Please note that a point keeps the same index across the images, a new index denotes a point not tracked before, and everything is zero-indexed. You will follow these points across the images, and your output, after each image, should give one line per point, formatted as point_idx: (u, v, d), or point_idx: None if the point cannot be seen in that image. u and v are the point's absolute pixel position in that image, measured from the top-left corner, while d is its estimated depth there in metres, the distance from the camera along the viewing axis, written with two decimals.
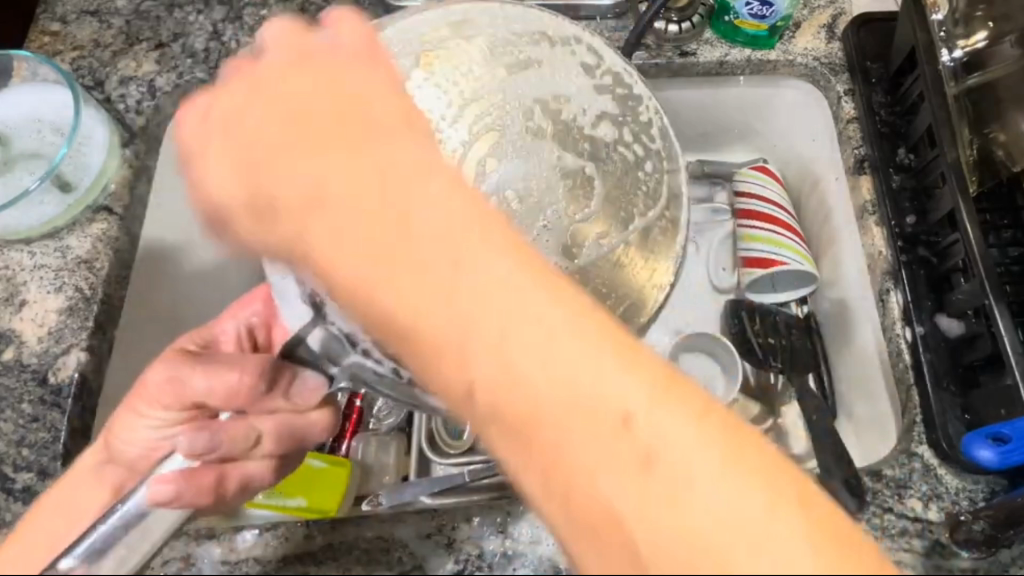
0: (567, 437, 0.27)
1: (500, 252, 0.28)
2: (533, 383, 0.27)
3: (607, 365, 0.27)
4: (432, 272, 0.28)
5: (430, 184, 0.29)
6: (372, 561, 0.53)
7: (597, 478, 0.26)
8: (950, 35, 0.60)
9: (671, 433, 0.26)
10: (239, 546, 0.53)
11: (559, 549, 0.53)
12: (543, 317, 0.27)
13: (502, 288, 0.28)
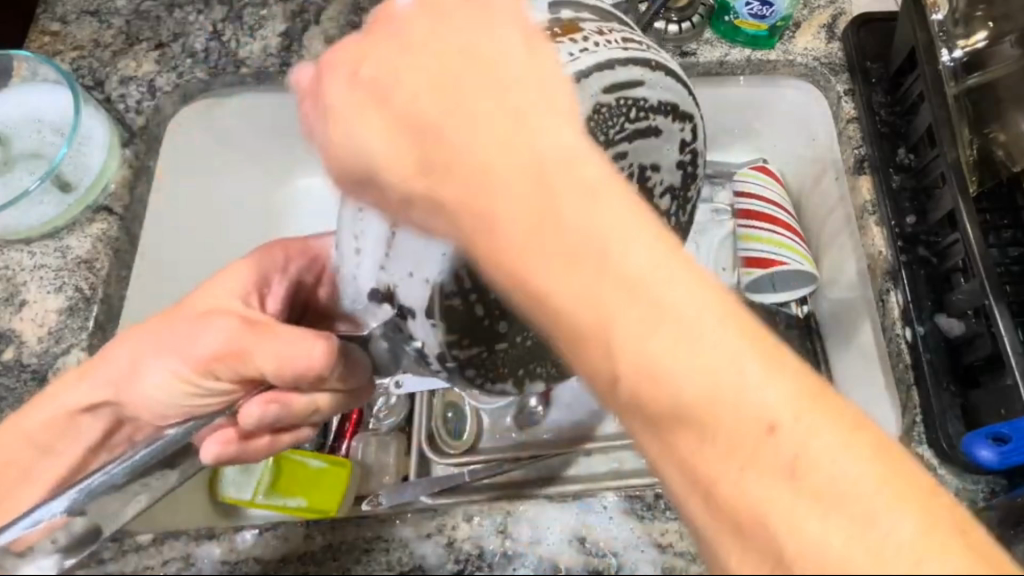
0: (722, 430, 0.23)
1: (652, 246, 0.24)
2: (680, 375, 0.23)
3: (765, 371, 0.23)
4: (572, 241, 0.24)
5: (591, 174, 0.25)
6: (372, 561, 0.53)
7: (743, 477, 0.23)
8: (949, 36, 0.60)
9: (832, 446, 0.22)
10: (239, 545, 0.53)
11: (559, 549, 0.53)
12: (704, 316, 0.24)
13: (660, 281, 0.24)
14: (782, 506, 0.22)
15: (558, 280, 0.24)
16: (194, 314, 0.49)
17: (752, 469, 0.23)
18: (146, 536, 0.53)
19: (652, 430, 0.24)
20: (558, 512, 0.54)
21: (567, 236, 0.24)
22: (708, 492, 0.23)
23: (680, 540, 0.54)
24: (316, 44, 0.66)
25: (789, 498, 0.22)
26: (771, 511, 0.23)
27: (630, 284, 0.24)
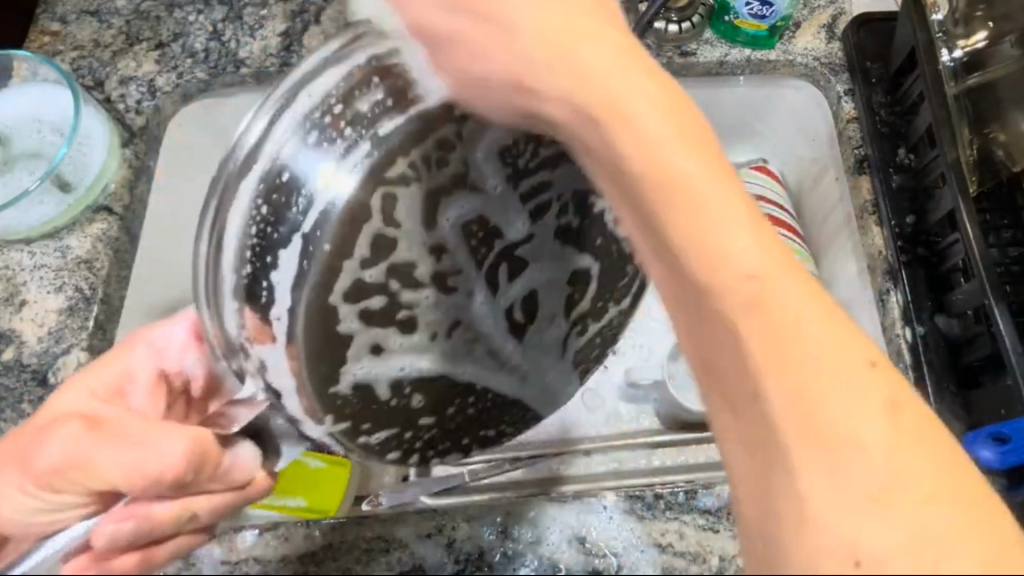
0: (819, 359, 0.27)
1: (785, 277, 0.28)
2: (799, 339, 0.27)
3: (873, 416, 0.26)
4: (705, 198, 0.30)
5: (734, 223, 0.29)
6: (372, 561, 0.54)
7: (835, 392, 0.26)
8: (950, 35, 0.59)
9: (913, 497, 0.25)
10: (239, 545, 0.54)
11: (560, 549, 0.53)
12: (833, 355, 0.27)
13: (796, 314, 0.27)
14: (846, 415, 0.26)
15: (688, 221, 0.29)
16: (42, 416, 0.44)
17: (840, 402, 0.26)
18: None
19: (756, 374, 0.27)
20: (558, 511, 0.55)
21: (717, 251, 0.29)
22: (803, 407, 0.26)
23: (680, 540, 0.54)
24: (315, 44, 0.66)
25: (870, 425, 0.26)
26: (846, 445, 0.25)
27: (739, 229, 0.29)
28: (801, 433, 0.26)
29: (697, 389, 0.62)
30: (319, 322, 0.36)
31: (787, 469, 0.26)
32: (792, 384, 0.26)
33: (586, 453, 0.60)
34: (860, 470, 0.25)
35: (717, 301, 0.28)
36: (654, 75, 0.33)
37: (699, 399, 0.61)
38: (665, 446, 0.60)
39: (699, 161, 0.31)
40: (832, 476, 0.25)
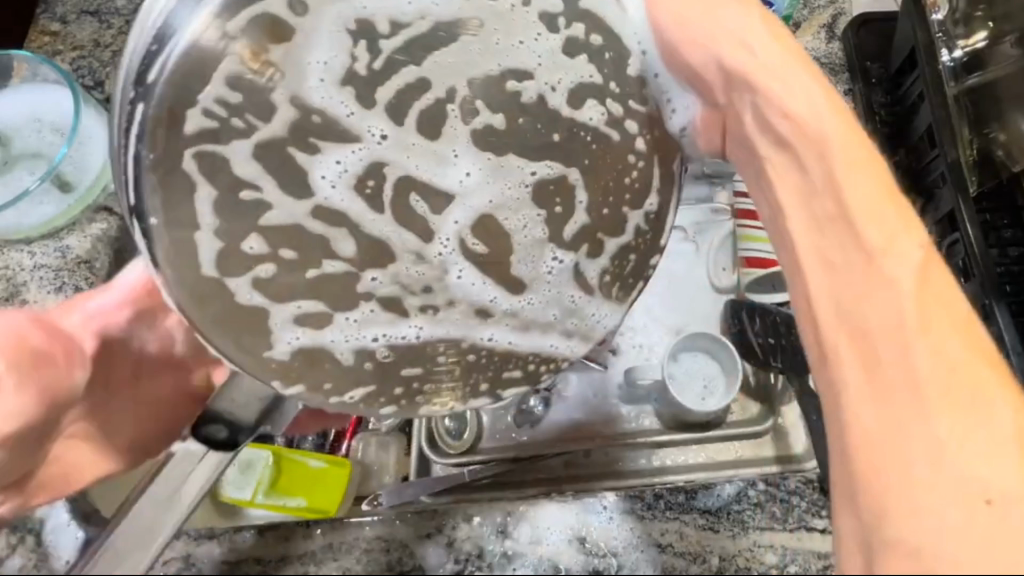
0: (955, 347, 0.29)
1: (916, 246, 0.31)
2: (931, 318, 0.30)
3: (988, 389, 0.29)
4: (858, 175, 0.32)
5: (864, 179, 0.32)
6: (373, 560, 0.56)
7: (981, 376, 0.29)
8: (950, 35, 0.60)
9: (992, 471, 0.28)
10: (239, 544, 0.56)
11: (558, 551, 0.57)
12: (933, 324, 0.29)
13: (923, 274, 0.30)
14: (991, 393, 0.29)
15: (852, 226, 0.31)
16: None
17: (988, 388, 0.29)
18: None
19: (881, 304, 0.30)
20: (559, 512, 0.57)
21: (880, 251, 0.31)
22: (949, 397, 0.28)
23: (680, 540, 0.56)
24: None
25: (1006, 418, 0.29)
26: (944, 376, 0.29)
27: (902, 224, 0.31)
28: (957, 426, 0.28)
29: (696, 390, 0.59)
30: (184, 280, 0.34)
31: (932, 448, 0.28)
32: (941, 359, 0.29)
33: (587, 453, 0.58)
34: (960, 426, 0.28)
35: (884, 308, 0.30)
36: (830, 95, 0.34)
37: (699, 398, 0.58)
38: (667, 447, 0.58)
39: (873, 176, 0.32)
40: (959, 434, 0.28)
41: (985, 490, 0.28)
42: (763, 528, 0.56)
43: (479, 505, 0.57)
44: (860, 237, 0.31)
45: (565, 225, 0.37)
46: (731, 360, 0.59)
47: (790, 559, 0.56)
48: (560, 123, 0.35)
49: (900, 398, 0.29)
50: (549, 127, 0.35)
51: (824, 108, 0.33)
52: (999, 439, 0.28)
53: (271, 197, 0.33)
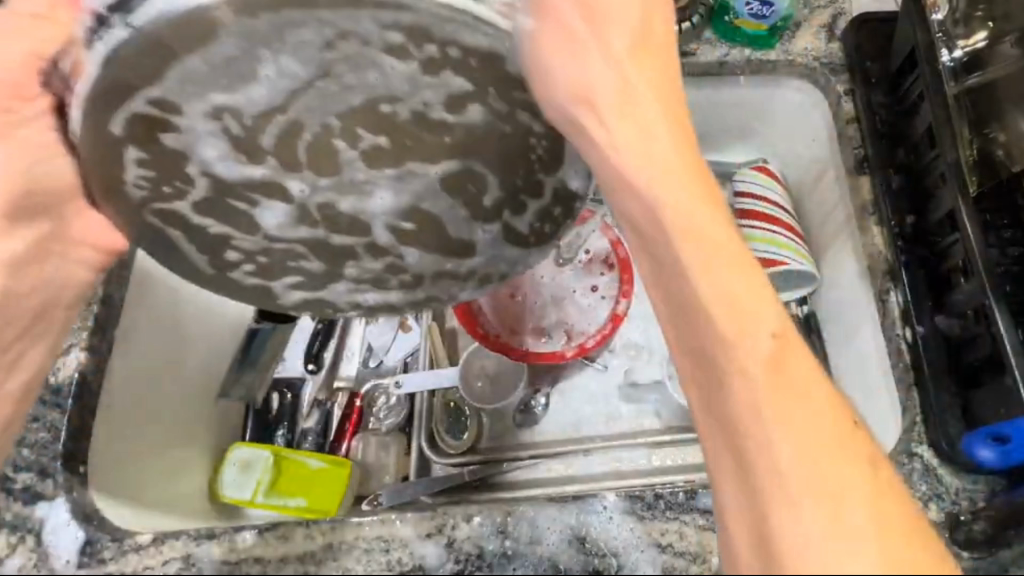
0: (810, 408, 0.30)
1: (738, 269, 0.32)
2: (761, 344, 0.31)
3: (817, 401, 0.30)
4: (707, 226, 0.33)
5: (698, 211, 0.33)
6: (372, 561, 0.53)
7: (815, 443, 0.29)
8: (950, 35, 0.59)
9: (826, 490, 0.28)
10: (238, 545, 0.53)
11: (559, 550, 0.53)
12: (765, 348, 0.31)
13: (741, 293, 0.32)
14: (826, 463, 0.29)
15: (721, 307, 0.31)
16: None
17: (830, 460, 0.29)
18: (147, 535, 0.53)
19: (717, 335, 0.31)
20: (558, 512, 0.54)
21: (706, 271, 0.32)
22: (806, 450, 0.29)
23: (680, 540, 0.54)
24: None
25: (856, 494, 0.28)
26: (788, 393, 0.30)
27: (748, 292, 0.32)
28: (817, 496, 0.28)
29: None
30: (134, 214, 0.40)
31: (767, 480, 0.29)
32: (762, 386, 0.30)
33: (586, 453, 0.61)
34: (805, 445, 0.29)
35: (749, 391, 0.30)
36: (676, 171, 0.34)
37: None
38: (667, 447, 0.61)
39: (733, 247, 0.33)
40: (800, 459, 0.29)
41: (828, 519, 0.28)
42: None
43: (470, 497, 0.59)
44: (700, 299, 0.32)
45: (481, 197, 0.39)
46: None
47: None
48: (452, 129, 0.35)
49: (762, 476, 0.29)
50: (437, 132, 0.35)
51: (631, 137, 0.35)
52: (855, 524, 0.28)
53: (202, 185, 0.37)
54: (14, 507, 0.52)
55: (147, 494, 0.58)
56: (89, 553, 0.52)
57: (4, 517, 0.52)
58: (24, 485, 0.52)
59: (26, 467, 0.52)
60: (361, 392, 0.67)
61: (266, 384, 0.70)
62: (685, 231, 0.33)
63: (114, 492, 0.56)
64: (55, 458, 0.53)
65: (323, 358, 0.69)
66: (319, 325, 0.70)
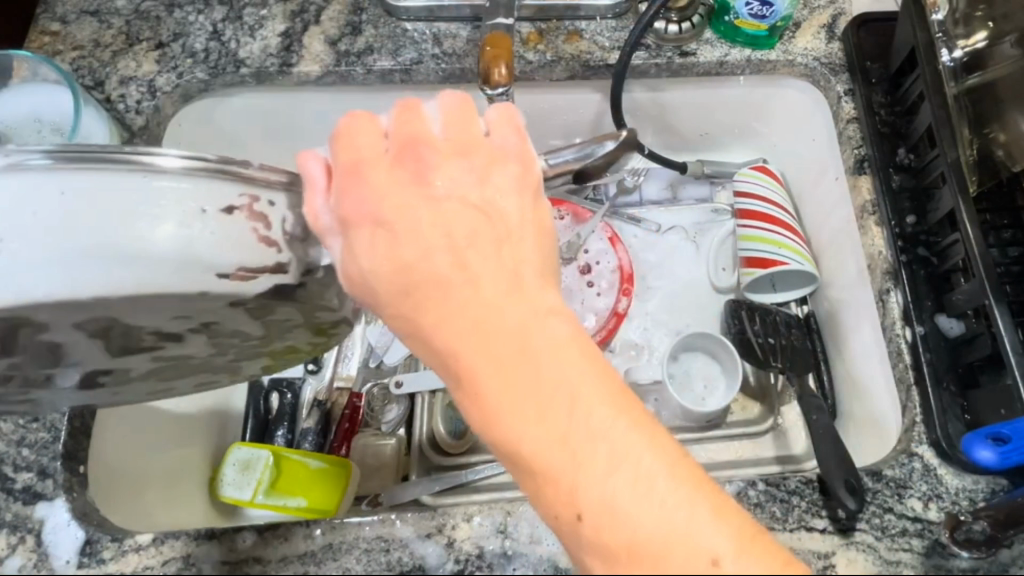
0: (602, 436, 0.31)
1: (578, 361, 0.32)
2: (597, 476, 0.30)
3: (663, 488, 0.30)
4: (553, 370, 0.32)
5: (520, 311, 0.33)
6: (372, 562, 0.50)
7: (653, 483, 0.30)
8: (950, 35, 0.59)
9: None
10: (239, 545, 0.50)
11: (560, 549, 0.51)
12: (629, 450, 0.30)
13: (604, 429, 0.31)
14: (707, 542, 0.29)
15: (529, 398, 0.32)
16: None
17: (700, 542, 0.29)
18: (147, 535, 0.50)
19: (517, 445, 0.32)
20: None
21: (534, 373, 0.32)
22: (670, 506, 0.30)
23: None
24: (315, 43, 0.67)
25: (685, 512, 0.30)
26: (612, 492, 0.30)
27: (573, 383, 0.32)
28: None
29: (697, 390, 0.67)
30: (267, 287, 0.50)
31: None
32: (614, 480, 0.30)
33: None
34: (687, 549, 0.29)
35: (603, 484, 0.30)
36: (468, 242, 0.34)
37: (708, 391, 0.67)
38: None
39: (586, 368, 0.32)
40: None
41: None
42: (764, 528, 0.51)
43: (462, 485, 0.61)
44: (510, 442, 0.32)
45: None
46: (732, 360, 0.66)
47: None
48: None
49: (622, 556, 0.30)
50: None
51: (501, 219, 0.35)
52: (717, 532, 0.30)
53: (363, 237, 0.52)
54: (14, 507, 0.51)
55: (145, 494, 0.58)
56: (89, 553, 0.49)
57: (4, 518, 0.50)
58: (24, 485, 0.51)
59: (26, 467, 0.52)
60: (361, 394, 0.67)
61: (266, 385, 0.69)
62: (519, 348, 0.32)
63: (109, 492, 0.55)
64: (55, 458, 0.52)
65: (324, 361, 0.70)
66: None
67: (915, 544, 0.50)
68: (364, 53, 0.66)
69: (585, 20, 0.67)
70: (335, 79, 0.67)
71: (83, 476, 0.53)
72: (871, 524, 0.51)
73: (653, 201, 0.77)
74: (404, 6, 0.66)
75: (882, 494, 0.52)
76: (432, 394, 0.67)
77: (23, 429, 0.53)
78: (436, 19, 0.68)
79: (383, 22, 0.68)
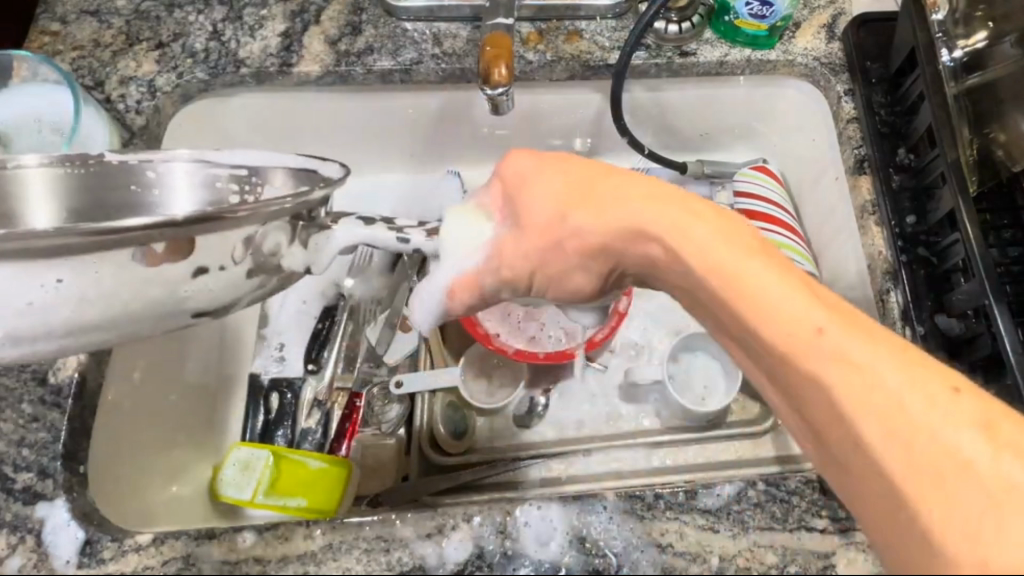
0: (868, 358, 0.29)
1: (755, 257, 0.33)
2: (855, 347, 0.29)
3: (886, 362, 0.29)
4: (721, 258, 0.34)
5: (700, 230, 0.35)
6: (372, 562, 0.50)
7: (895, 381, 0.28)
8: (950, 36, 0.59)
9: (965, 436, 0.28)
10: (239, 545, 0.50)
11: (560, 551, 0.50)
12: (873, 364, 0.29)
13: (786, 298, 0.31)
14: (929, 414, 0.28)
15: (739, 300, 0.32)
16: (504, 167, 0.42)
17: (903, 389, 0.28)
18: (147, 535, 0.50)
19: (765, 328, 0.31)
20: (557, 510, 0.52)
21: (733, 278, 0.33)
22: (903, 363, 0.29)
23: (680, 540, 0.51)
24: (315, 43, 0.67)
25: (941, 419, 0.28)
26: (858, 359, 0.29)
27: (798, 295, 0.31)
28: (926, 443, 0.27)
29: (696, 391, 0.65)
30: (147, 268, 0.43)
31: (935, 456, 0.27)
32: (842, 361, 0.29)
33: (586, 453, 0.64)
34: (905, 414, 0.28)
35: (834, 381, 0.29)
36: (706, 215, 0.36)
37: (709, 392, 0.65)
38: (666, 447, 0.64)
39: (798, 281, 0.32)
40: (929, 405, 0.28)
41: (1002, 452, 0.28)
42: (762, 528, 0.52)
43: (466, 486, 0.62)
44: (779, 317, 0.31)
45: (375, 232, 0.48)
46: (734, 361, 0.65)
47: (789, 559, 0.50)
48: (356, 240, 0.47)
49: (840, 422, 0.29)
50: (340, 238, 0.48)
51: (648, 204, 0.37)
52: (1003, 432, 0.29)
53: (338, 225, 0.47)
54: (14, 507, 0.51)
55: (147, 494, 0.59)
56: (89, 553, 0.49)
57: (4, 517, 0.50)
58: (24, 485, 0.51)
59: (26, 467, 0.52)
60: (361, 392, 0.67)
61: (266, 385, 0.69)
62: (733, 281, 0.33)
63: (113, 496, 0.56)
64: (55, 458, 0.52)
65: (324, 361, 0.70)
66: (319, 326, 0.71)
67: None
68: (364, 52, 0.66)
69: (585, 20, 0.67)
70: (335, 80, 0.67)
71: (82, 476, 0.53)
72: None
73: None
74: (404, 6, 0.66)
75: None
76: (432, 393, 0.67)
77: (22, 429, 0.53)
78: (436, 19, 0.68)
79: (382, 21, 0.68)
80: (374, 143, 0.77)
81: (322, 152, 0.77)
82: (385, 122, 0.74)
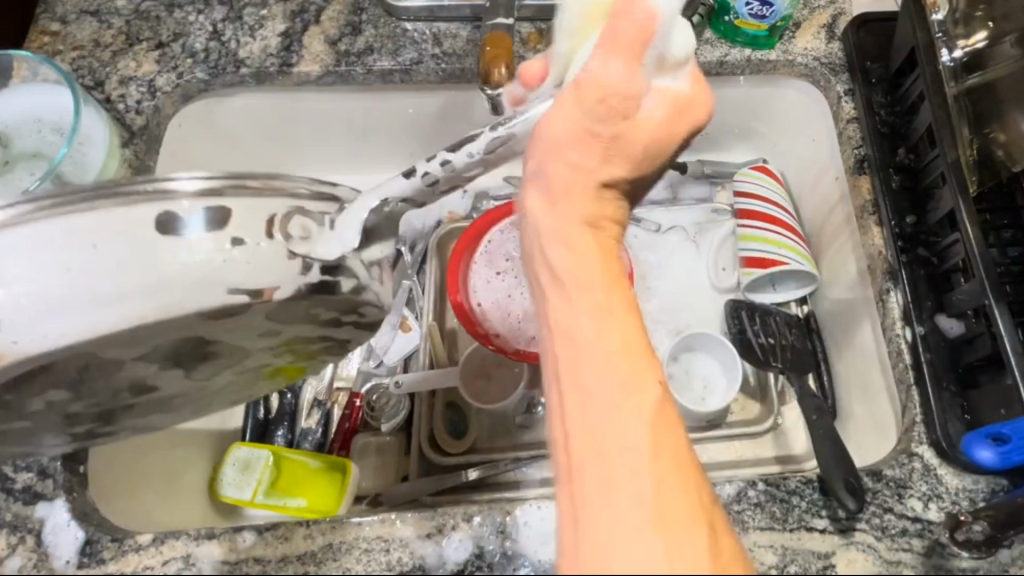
0: (598, 380, 0.33)
1: (622, 313, 0.35)
2: (593, 396, 0.33)
3: (648, 433, 0.32)
4: (590, 275, 0.36)
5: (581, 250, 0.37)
6: (372, 562, 0.50)
7: (636, 459, 0.31)
8: (950, 36, 0.59)
9: (634, 505, 0.30)
10: (239, 545, 0.50)
11: (560, 552, 0.50)
12: (618, 396, 0.32)
13: (586, 337, 0.34)
14: (656, 464, 0.31)
15: (581, 296, 0.35)
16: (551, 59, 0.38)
17: (630, 455, 0.31)
18: (147, 535, 0.50)
19: (571, 342, 0.34)
20: (557, 510, 0.52)
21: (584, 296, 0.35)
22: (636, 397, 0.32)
23: None
24: (315, 43, 0.67)
25: (665, 488, 0.31)
26: (622, 383, 0.33)
27: (606, 330, 0.34)
28: (645, 517, 0.30)
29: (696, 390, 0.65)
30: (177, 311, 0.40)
31: (623, 521, 0.30)
32: (607, 409, 0.32)
33: None
34: (610, 462, 0.31)
35: (603, 414, 0.32)
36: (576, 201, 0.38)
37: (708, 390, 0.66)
38: None
39: (629, 323, 0.34)
40: (650, 486, 0.30)
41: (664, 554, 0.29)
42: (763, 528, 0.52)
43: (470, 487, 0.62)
44: (569, 329, 0.35)
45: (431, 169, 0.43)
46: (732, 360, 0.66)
47: None
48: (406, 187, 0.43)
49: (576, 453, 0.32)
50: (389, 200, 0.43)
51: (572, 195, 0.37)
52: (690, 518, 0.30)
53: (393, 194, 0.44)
54: (14, 507, 0.51)
55: (146, 494, 0.59)
56: (88, 553, 0.49)
57: (4, 517, 0.51)
58: (25, 485, 0.52)
59: (26, 467, 0.52)
60: (361, 394, 0.67)
61: None
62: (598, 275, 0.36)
63: (112, 495, 0.55)
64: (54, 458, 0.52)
65: None
66: None
67: (915, 544, 0.50)
68: (364, 52, 0.66)
69: None
70: (335, 80, 0.67)
71: (82, 476, 0.53)
72: (870, 525, 0.50)
73: (653, 201, 0.77)
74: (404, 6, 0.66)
75: (882, 494, 0.52)
76: (432, 394, 0.67)
77: None
78: (436, 19, 0.68)
79: (381, 20, 0.68)
80: (374, 143, 0.77)
81: (322, 152, 0.77)
82: (385, 121, 0.74)
